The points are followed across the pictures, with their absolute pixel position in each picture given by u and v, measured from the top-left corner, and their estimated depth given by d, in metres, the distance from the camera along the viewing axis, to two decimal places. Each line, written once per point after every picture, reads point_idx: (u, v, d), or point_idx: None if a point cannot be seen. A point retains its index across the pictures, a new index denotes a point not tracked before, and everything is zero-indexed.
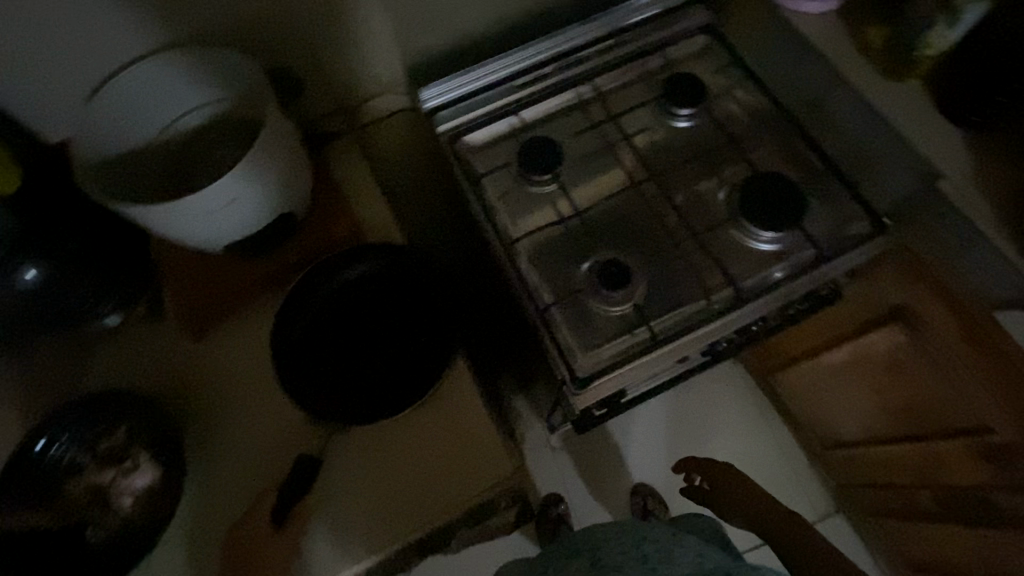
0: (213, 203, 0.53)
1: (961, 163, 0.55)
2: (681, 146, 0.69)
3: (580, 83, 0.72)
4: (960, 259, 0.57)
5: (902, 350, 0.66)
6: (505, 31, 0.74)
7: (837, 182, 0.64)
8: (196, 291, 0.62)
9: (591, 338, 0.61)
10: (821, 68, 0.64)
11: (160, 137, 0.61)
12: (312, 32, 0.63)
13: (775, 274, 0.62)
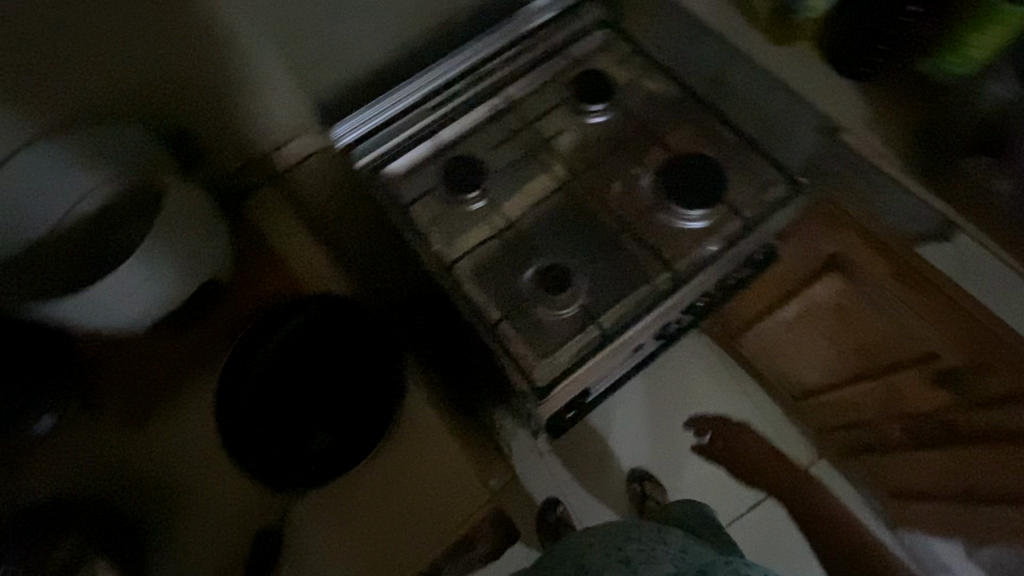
0: (132, 287, 0.52)
1: (861, 115, 0.58)
2: (599, 141, 0.72)
3: (491, 96, 0.73)
4: (888, 205, 0.59)
5: (844, 295, 0.72)
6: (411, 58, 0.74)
7: (747, 153, 0.68)
8: (127, 375, 0.59)
9: (541, 341, 0.62)
10: (713, 47, 0.67)
11: (54, 227, 0.58)
12: (204, 87, 0.60)
13: (708, 249, 0.65)
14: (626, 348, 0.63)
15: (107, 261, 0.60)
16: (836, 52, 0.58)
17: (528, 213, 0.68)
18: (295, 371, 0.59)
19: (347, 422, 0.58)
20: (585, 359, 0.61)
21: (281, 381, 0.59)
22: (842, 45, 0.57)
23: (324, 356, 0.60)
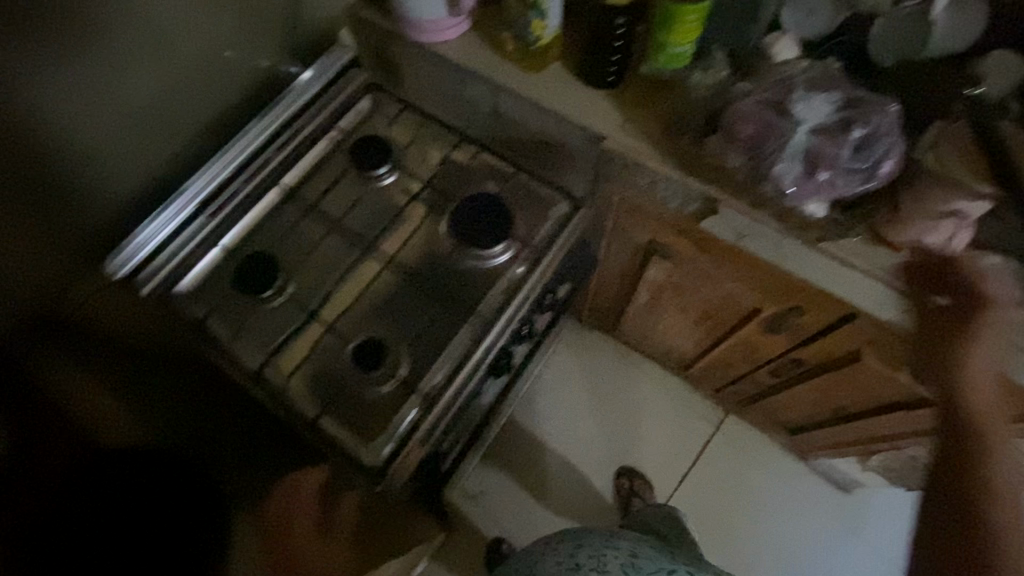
0: (247, 309, 0.83)
1: (885, 105, 0.71)
2: (698, 153, 0.82)
3: (567, 199, 0.89)
4: (935, 180, 0.70)
5: (956, 310, 0.71)
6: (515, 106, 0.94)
7: (858, 172, 0.71)
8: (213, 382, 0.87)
9: (455, 371, 0.79)
10: (783, 89, 0.75)
11: (210, 269, 0.85)
12: (374, 198, 0.92)
13: (866, 181, 0.72)
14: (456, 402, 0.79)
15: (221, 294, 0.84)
16: (868, 102, 0.72)
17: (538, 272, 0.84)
18: (334, 377, 0.79)
19: (356, 413, 0.77)
20: (451, 396, 0.78)
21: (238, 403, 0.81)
22: (820, 127, 0.73)
23: (393, 343, 0.81)
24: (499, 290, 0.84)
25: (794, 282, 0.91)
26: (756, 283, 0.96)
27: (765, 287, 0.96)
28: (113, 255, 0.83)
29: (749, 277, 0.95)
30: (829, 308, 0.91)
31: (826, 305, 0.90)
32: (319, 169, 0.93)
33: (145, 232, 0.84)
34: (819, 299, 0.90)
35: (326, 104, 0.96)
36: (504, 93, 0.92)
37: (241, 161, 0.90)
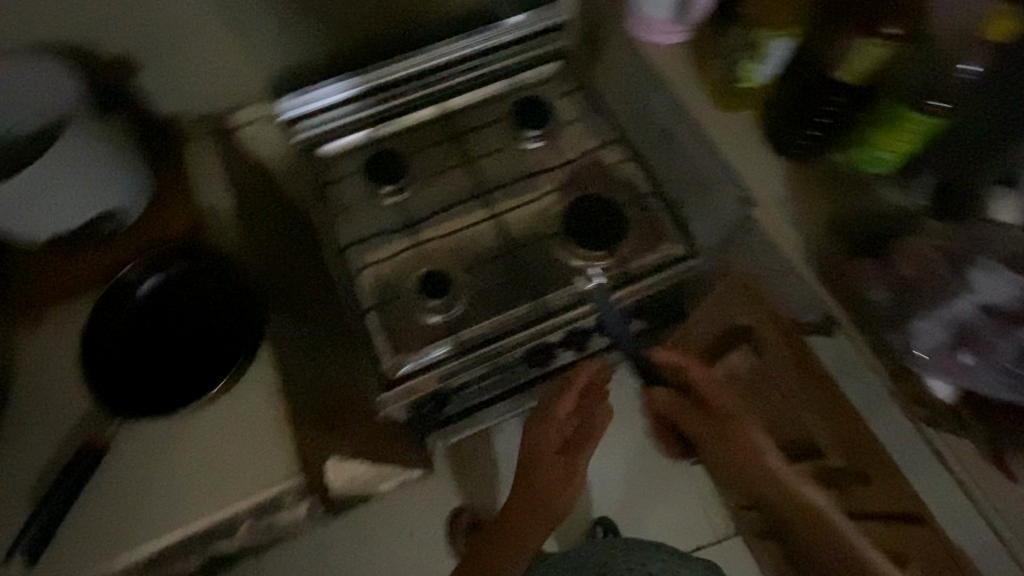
0: (363, 194, 0.91)
1: None
2: (832, 276, 0.75)
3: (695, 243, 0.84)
4: None
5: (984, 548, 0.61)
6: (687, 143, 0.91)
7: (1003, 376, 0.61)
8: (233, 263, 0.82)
9: (504, 328, 0.82)
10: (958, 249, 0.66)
11: (352, 148, 0.95)
12: (518, 157, 0.94)
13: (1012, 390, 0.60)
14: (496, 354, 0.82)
15: (350, 169, 0.93)
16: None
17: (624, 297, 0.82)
18: (397, 290, 0.85)
19: (397, 324, 0.82)
20: (490, 344, 0.81)
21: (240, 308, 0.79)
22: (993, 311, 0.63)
23: (462, 284, 0.85)
24: (576, 287, 0.83)
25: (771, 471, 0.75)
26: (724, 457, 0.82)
27: (781, 484, 0.74)
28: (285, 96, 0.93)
29: (780, 462, 0.75)
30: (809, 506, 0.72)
31: (771, 489, 0.76)
32: (480, 108, 0.98)
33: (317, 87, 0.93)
34: (765, 478, 0.76)
35: (516, 54, 0.99)
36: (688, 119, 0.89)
37: (422, 68, 0.96)
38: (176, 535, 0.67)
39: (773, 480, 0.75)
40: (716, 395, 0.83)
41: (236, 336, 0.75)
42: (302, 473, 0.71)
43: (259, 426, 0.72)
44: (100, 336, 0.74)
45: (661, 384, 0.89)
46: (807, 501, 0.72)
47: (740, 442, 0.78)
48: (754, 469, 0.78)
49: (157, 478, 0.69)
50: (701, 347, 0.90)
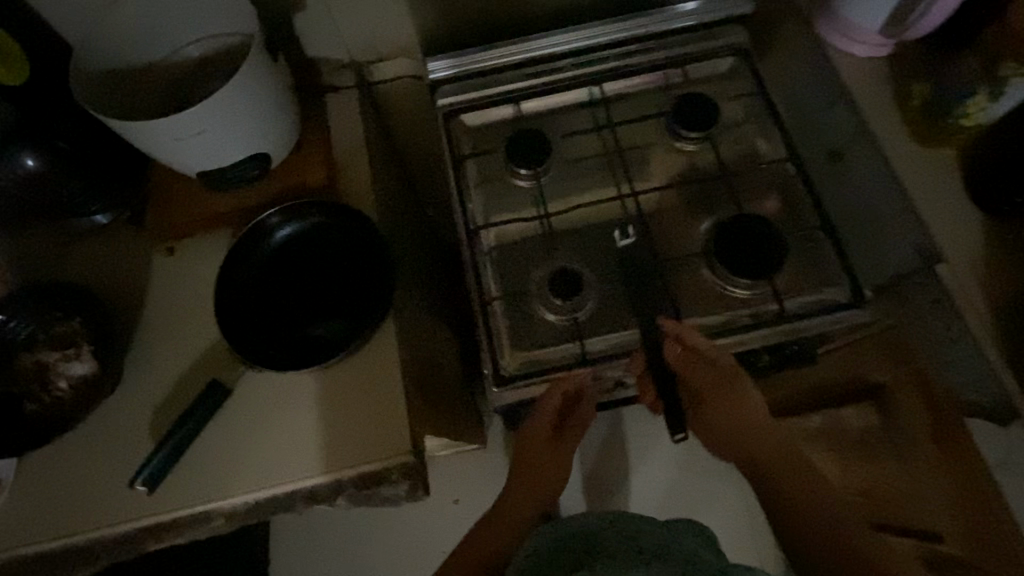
0: (498, 174, 0.86)
1: None
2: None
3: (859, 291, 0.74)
4: None
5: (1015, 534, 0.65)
6: (873, 174, 0.81)
7: None
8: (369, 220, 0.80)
9: (619, 346, 0.76)
10: None
11: (494, 120, 0.90)
12: (669, 158, 0.86)
13: None
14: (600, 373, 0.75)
15: (488, 144, 0.88)
16: None
17: (767, 334, 0.74)
18: (517, 281, 0.81)
19: (513, 320, 0.78)
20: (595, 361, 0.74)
21: (351, 276, 0.76)
22: None
23: (593, 288, 0.79)
24: (717, 316, 0.77)
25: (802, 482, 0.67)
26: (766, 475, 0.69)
27: (821, 507, 0.64)
28: (437, 55, 0.89)
29: (796, 495, 0.66)
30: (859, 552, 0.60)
31: (804, 536, 0.63)
32: (637, 97, 0.90)
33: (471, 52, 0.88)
34: (796, 519, 0.65)
35: (689, 42, 0.89)
36: (877, 147, 0.79)
37: (581, 46, 0.89)
38: (281, 487, 0.69)
39: (804, 514, 0.64)
40: (757, 428, 0.71)
41: (366, 302, 0.74)
42: (410, 451, 0.69)
43: (376, 395, 0.71)
44: (234, 278, 0.74)
45: (698, 368, 0.71)
46: (849, 547, 0.61)
47: (770, 445, 0.70)
48: (800, 492, 0.66)
49: (269, 431, 0.70)
50: (726, 372, 0.71)
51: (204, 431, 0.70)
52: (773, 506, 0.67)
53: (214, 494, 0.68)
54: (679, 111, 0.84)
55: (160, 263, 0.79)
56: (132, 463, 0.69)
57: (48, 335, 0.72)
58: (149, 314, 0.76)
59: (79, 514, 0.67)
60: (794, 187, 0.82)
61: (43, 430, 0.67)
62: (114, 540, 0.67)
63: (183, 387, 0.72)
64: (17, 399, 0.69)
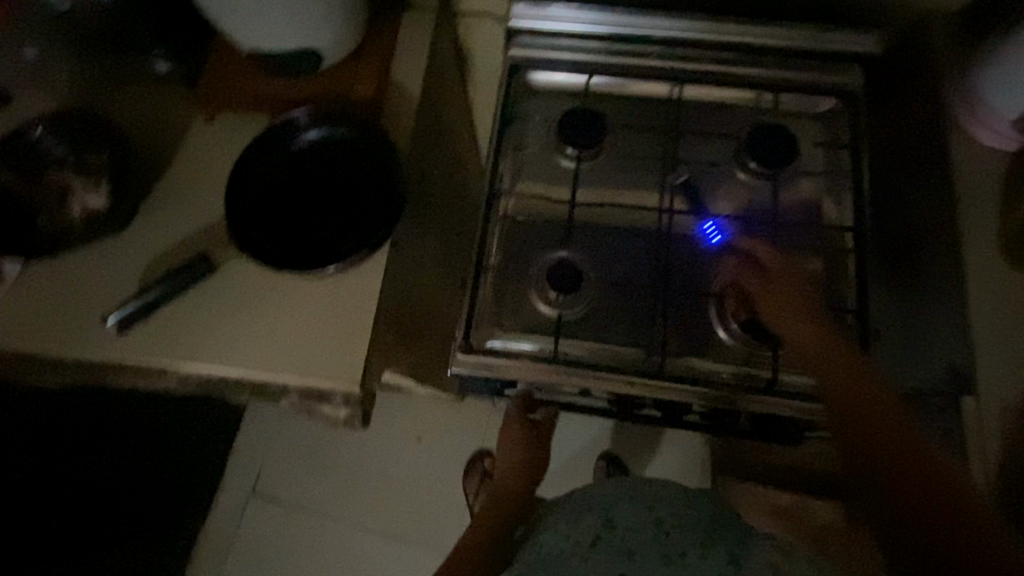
0: (541, 145, 0.82)
1: None
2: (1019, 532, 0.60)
3: None
4: None
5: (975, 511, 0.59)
6: (938, 275, 0.72)
7: None
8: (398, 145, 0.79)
9: (595, 358, 0.73)
10: None
11: (558, 88, 0.84)
12: (724, 185, 0.79)
13: None
14: (567, 378, 0.72)
15: (543, 110, 0.83)
16: None
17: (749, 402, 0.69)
18: (520, 259, 0.78)
19: (499, 297, 0.76)
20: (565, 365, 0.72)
21: (359, 197, 0.75)
22: None
23: (591, 294, 0.75)
24: (703, 364, 0.72)
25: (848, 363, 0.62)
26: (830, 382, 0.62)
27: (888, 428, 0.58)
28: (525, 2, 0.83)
29: (858, 411, 0.60)
30: (913, 469, 0.55)
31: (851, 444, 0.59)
32: (716, 111, 0.82)
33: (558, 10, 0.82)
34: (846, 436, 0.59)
35: (795, 69, 0.80)
36: (957, 248, 0.69)
37: (677, 37, 0.81)
38: (233, 372, 0.71)
39: (862, 432, 0.58)
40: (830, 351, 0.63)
41: (367, 229, 0.73)
42: (359, 382, 0.70)
43: (348, 317, 0.72)
44: (252, 166, 0.75)
45: (771, 286, 0.67)
46: (901, 470, 0.56)
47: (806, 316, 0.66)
48: (864, 408, 0.59)
49: (241, 317, 0.73)
50: (799, 296, 0.66)
51: (186, 294, 0.73)
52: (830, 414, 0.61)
53: (169, 357, 0.71)
54: (753, 138, 0.76)
55: (196, 128, 0.80)
56: (113, 302, 0.73)
57: (81, 163, 0.76)
58: (172, 173, 0.78)
59: (58, 331, 0.72)
60: (844, 259, 0.74)
61: (48, 245, 0.72)
62: (79, 364, 0.72)
63: (177, 250, 0.74)
64: (34, 209, 0.74)
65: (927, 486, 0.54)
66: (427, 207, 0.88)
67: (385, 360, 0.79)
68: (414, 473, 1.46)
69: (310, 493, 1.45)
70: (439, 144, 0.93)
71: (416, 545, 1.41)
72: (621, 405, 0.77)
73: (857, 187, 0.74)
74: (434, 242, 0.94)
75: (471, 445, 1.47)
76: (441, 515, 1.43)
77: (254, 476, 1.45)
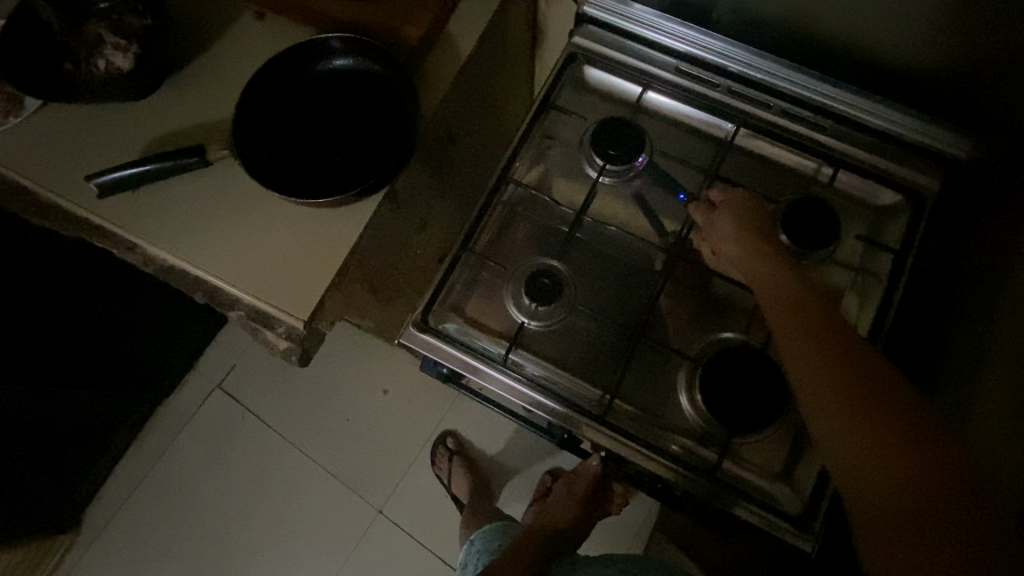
0: (571, 146, 0.78)
1: None
2: None
3: (808, 519, 0.62)
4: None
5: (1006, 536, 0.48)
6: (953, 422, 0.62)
7: None
8: (427, 97, 0.76)
9: (544, 375, 0.69)
10: None
11: (609, 93, 0.79)
12: None
13: None
14: (508, 386, 0.68)
15: (586, 111, 0.79)
16: None
17: (686, 477, 0.64)
18: (506, 254, 0.74)
19: (469, 284, 0.73)
20: (509, 374, 0.68)
21: (367, 138, 0.72)
22: None
23: (567, 311, 0.71)
24: (653, 426, 0.67)
25: (787, 291, 0.56)
26: (800, 353, 0.50)
27: (881, 409, 0.45)
28: None
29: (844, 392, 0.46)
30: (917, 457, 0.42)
31: (839, 445, 0.46)
32: (767, 168, 0.75)
33: (637, 11, 0.76)
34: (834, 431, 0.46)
35: (867, 150, 0.71)
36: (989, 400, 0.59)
37: (751, 75, 0.74)
38: (193, 270, 0.70)
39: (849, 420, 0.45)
40: (805, 315, 0.53)
41: (364, 172, 0.71)
42: (303, 320, 0.68)
43: (316, 251, 0.70)
44: (277, 76, 0.73)
45: (726, 226, 0.65)
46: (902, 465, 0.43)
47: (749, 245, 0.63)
48: (845, 380, 0.47)
49: (218, 218, 0.72)
50: (756, 239, 0.63)
51: (175, 179, 0.73)
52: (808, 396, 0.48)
53: (140, 231, 0.71)
54: (792, 206, 0.69)
55: (243, 23, 0.79)
56: (107, 164, 0.73)
57: (122, 21, 0.75)
58: (206, 58, 0.77)
59: (53, 175, 0.73)
60: None
61: (68, 88, 0.72)
62: (62, 213, 0.73)
63: (184, 134, 0.74)
64: (66, 50, 0.74)
65: (946, 482, 0.41)
66: (440, 170, 0.85)
67: (345, 306, 0.77)
68: (368, 421, 1.46)
69: (269, 405, 1.49)
70: (477, 112, 0.89)
71: (346, 487, 1.42)
72: (561, 437, 0.72)
73: (887, 298, 0.67)
74: (440, 208, 0.91)
75: (430, 416, 1.45)
76: (380, 469, 1.43)
77: (227, 370, 1.52)
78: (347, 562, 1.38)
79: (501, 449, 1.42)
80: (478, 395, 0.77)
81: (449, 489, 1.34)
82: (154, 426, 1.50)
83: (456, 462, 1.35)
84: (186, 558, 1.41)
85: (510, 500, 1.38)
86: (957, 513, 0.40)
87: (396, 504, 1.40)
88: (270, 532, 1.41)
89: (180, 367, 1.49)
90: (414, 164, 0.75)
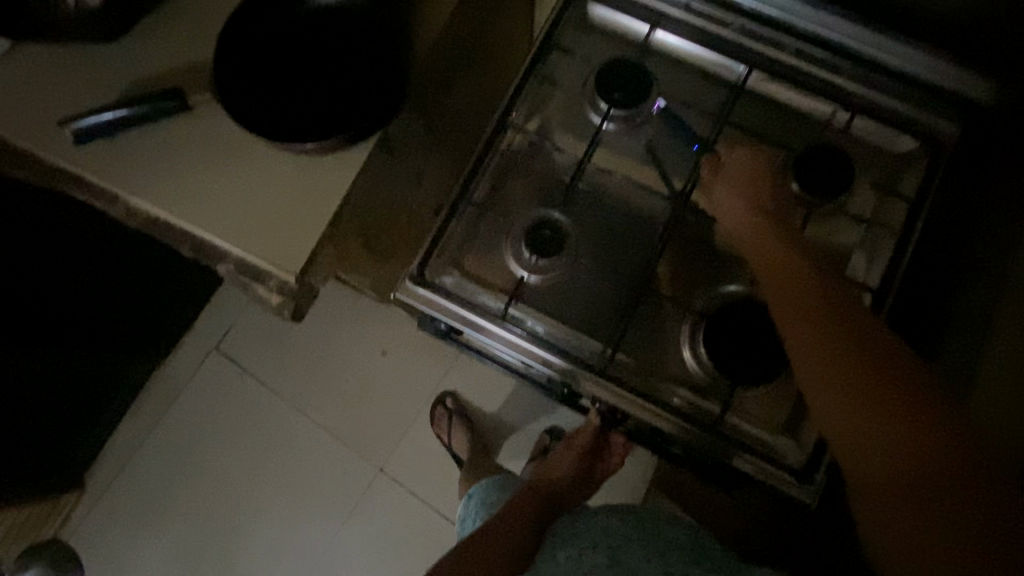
0: (574, 90, 0.73)
1: None
2: None
3: (810, 471, 0.61)
4: None
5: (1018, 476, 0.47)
6: (960, 373, 0.61)
7: None
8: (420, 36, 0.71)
9: (544, 330, 0.67)
10: None
11: (615, 33, 0.74)
12: None
13: None
14: (507, 342, 0.66)
15: (591, 51, 0.74)
16: None
17: (687, 430, 0.63)
18: (505, 206, 0.71)
19: (466, 237, 0.70)
20: (510, 330, 0.66)
21: (357, 81, 0.69)
22: None
23: (569, 265, 0.68)
24: (655, 379, 0.66)
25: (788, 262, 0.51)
26: (799, 332, 0.47)
27: (885, 380, 0.43)
28: None
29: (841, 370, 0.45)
30: (915, 431, 0.42)
31: (838, 420, 0.45)
32: (781, 113, 0.71)
33: None
34: (831, 404, 0.45)
35: (884, 93, 0.68)
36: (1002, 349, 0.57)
37: (765, 12, 0.69)
38: (179, 222, 0.68)
39: (848, 401, 0.44)
40: (804, 284, 0.49)
41: (356, 116, 0.67)
42: (295, 274, 0.65)
43: (306, 200, 0.67)
44: (260, 13, 0.68)
45: (728, 190, 0.59)
46: (900, 443, 0.42)
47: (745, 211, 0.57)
48: (840, 350, 0.45)
49: (204, 167, 0.68)
50: (751, 200, 0.57)
51: (158, 124, 0.69)
52: (807, 374, 0.46)
53: (122, 181, 0.68)
54: (806, 153, 0.65)
55: None
56: (84, 110, 0.69)
57: None
58: None
59: (29, 120, 0.69)
60: None
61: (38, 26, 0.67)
62: (39, 163, 0.70)
63: (164, 77, 0.70)
64: None
65: (942, 454, 0.41)
66: (436, 118, 0.81)
67: (337, 261, 0.75)
68: (366, 382, 1.45)
69: (267, 365, 1.48)
70: (473, 57, 0.84)
71: (346, 446, 1.43)
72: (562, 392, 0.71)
73: (902, 248, 0.65)
74: (436, 160, 0.87)
75: (428, 376, 1.45)
76: (380, 427, 1.44)
77: (223, 332, 1.50)
78: (349, 518, 1.40)
79: (500, 409, 1.42)
80: (476, 351, 0.75)
81: (450, 447, 1.35)
82: (153, 388, 1.49)
83: (456, 421, 1.36)
84: (189, 515, 1.44)
85: (510, 456, 1.40)
86: (951, 477, 0.40)
87: (397, 461, 1.42)
88: (275, 490, 1.43)
89: (177, 330, 1.47)
90: (409, 109, 0.72)
